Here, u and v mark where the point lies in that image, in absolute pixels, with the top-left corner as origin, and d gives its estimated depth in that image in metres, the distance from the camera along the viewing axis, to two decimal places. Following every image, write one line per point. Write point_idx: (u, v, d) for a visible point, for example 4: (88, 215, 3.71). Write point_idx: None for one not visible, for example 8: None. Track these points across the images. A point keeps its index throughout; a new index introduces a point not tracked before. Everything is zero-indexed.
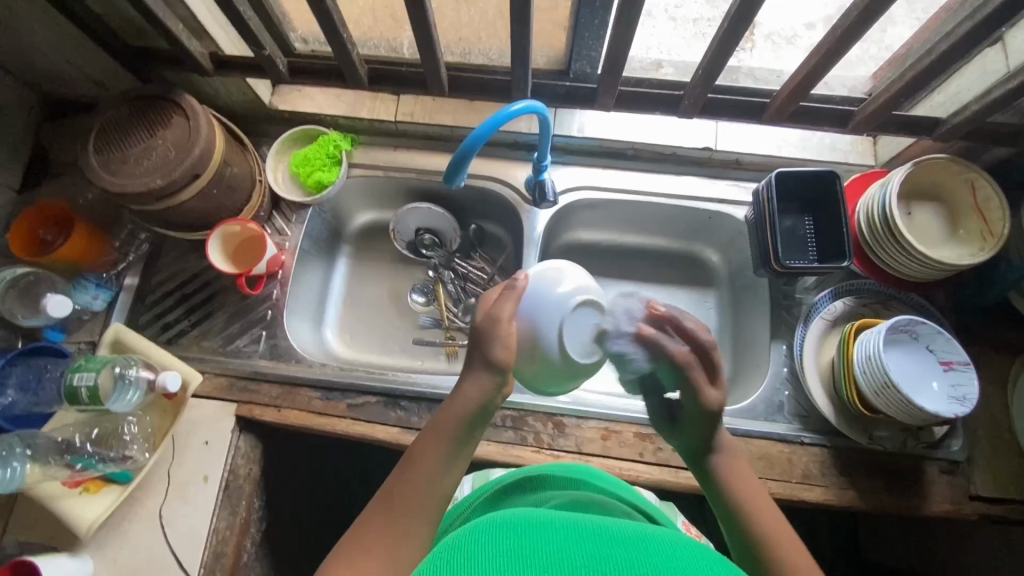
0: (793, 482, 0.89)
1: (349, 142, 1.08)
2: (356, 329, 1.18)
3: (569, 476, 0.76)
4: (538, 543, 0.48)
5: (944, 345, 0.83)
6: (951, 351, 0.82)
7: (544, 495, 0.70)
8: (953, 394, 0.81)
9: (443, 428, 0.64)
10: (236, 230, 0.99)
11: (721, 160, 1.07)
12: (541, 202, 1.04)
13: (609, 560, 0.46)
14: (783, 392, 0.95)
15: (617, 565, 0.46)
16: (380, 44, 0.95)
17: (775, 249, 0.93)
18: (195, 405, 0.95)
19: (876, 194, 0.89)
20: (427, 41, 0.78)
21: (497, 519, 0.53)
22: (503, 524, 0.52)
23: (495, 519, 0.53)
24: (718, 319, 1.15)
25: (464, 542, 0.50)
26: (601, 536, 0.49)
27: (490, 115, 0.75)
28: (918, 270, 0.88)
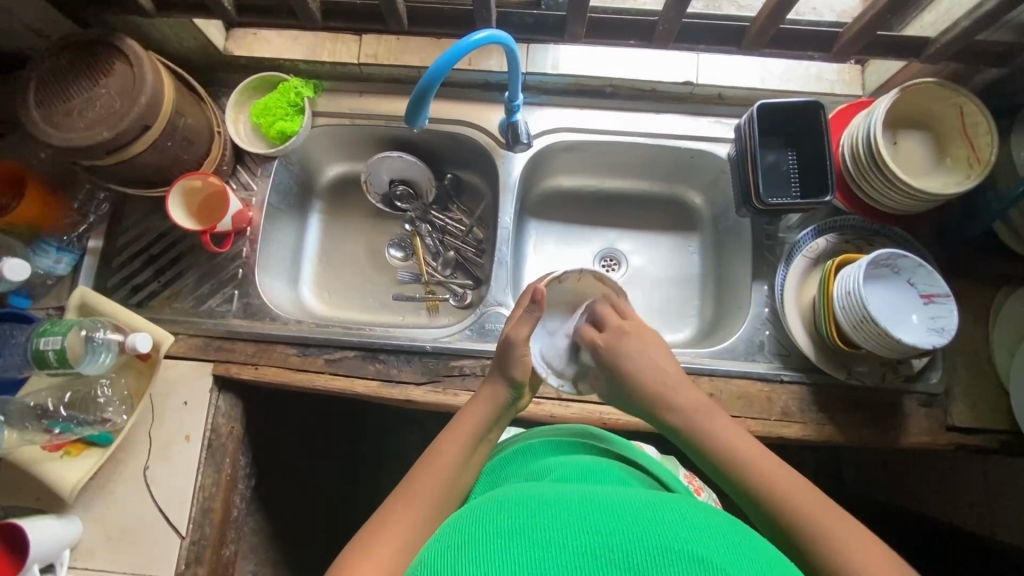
0: (771, 419, 0.90)
1: (311, 89, 1.03)
2: (333, 285, 1.15)
3: (570, 439, 0.76)
4: (536, 523, 0.47)
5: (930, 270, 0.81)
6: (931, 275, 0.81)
7: (543, 463, 0.71)
8: (930, 321, 0.81)
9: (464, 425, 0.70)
10: (198, 185, 0.95)
11: (703, 95, 1.02)
12: (514, 145, 0.99)
13: (616, 534, 0.45)
14: (763, 331, 0.95)
15: (626, 539, 0.44)
16: None
17: (756, 186, 0.90)
18: (170, 366, 0.94)
19: (861, 123, 0.85)
20: None
21: (496, 506, 0.52)
22: (506, 507, 0.51)
23: (504, 501, 0.53)
24: (701, 263, 1.13)
25: (469, 528, 0.49)
26: (614, 513, 0.48)
27: (451, 47, 0.70)
28: (903, 202, 0.85)
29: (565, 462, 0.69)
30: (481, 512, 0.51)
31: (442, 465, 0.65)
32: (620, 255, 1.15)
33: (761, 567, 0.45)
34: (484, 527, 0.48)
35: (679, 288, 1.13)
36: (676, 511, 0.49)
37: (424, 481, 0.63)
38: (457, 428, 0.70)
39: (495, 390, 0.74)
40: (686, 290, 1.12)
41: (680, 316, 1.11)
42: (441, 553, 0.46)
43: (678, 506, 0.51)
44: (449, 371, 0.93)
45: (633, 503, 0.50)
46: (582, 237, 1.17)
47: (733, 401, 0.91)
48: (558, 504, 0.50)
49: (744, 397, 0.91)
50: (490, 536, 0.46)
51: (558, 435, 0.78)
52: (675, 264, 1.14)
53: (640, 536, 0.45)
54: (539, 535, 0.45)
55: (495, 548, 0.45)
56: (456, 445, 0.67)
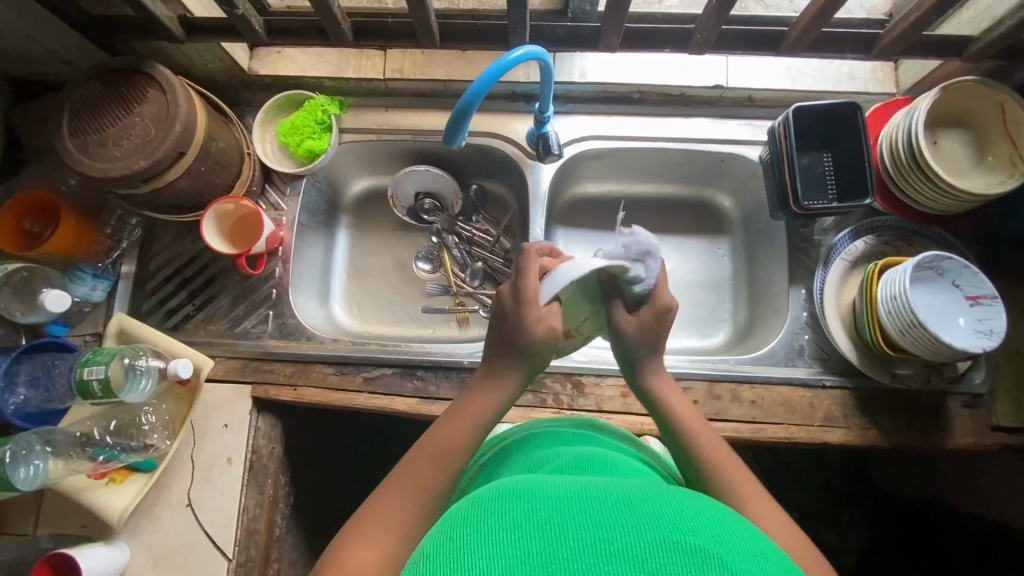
0: (815, 425, 0.89)
1: (337, 106, 1.02)
2: (363, 301, 1.15)
3: (571, 430, 0.76)
4: (540, 513, 0.47)
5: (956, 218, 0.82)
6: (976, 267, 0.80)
7: (553, 451, 0.70)
8: (971, 323, 0.80)
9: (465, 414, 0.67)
10: (230, 208, 0.94)
11: (733, 98, 1.01)
12: (546, 156, 0.98)
13: (617, 527, 0.45)
14: (803, 336, 0.94)
15: (624, 531, 0.44)
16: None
17: (793, 190, 0.89)
18: (209, 389, 0.94)
19: (901, 123, 0.84)
20: None
21: (500, 493, 0.52)
22: (507, 497, 0.50)
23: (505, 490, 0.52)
24: (731, 265, 1.13)
25: (467, 517, 0.49)
26: (614, 507, 0.48)
27: (491, 64, 0.70)
28: (945, 202, 0.84)
29: (567, 455, 0.67)
30: (486, 502, 0.51)
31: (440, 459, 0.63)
32: None
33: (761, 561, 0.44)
34: (486, 517, 0.47)
35: (710, 292, 1.12)
36: (680, 500, 0.49)
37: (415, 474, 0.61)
38: (459, 412, 0.68)
39: (505, 380, 0.70)
40: (717, 294, 1.12)
41: (713, 321, 1.10)
42: (444, 546, 0.46)
43: (678, 499, 0.50)
44: None
45: (634, 496, 0.50)
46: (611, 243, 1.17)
47: (775, 407, 0.90)
48: (566, 494, 0.50)
49: (786, 403, 0.90)
50: (493, 526, 0.46)
51: (561, 424, 0.77)
52: (705, 267, 1.14)
53: (642, 528, 0.44)
54: (540, 528, 0.45)
55: (496, 539, 0.45)
56: (452, 435, 0.65)
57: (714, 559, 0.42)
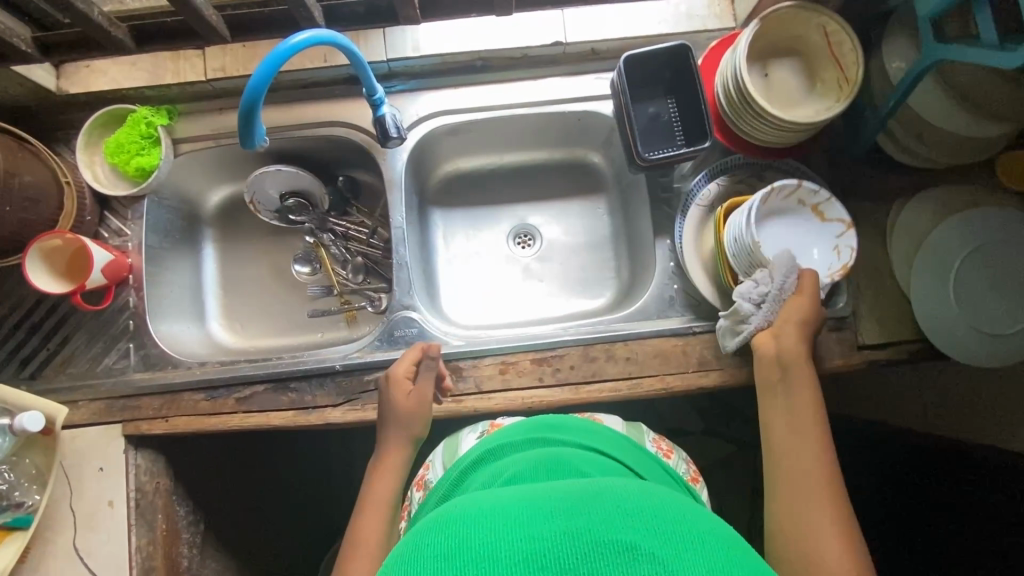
0: (690, 372, 0.91)
1: (164, 116, 0.95)
2: (245, 315, 1.11)
3: (525, 432, 0.70)
4: (466, 534, 0.42)
5: (826, 207, 0.82)
6: (836, 216, 0.82)
7: (500, 465, 0.64)
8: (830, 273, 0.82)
9: (386, 469, 0.77)
10: (58, 244, 0.88)
11: (577, 53, 0.98)
12: (387, 141, 0.91)
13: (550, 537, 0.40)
14: (672, 285, 0.94)
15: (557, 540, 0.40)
16: None
17: (635, 143, 0.87)
18: (77, 435, 0.91)
19: (730, 62, 0.82)
20: None
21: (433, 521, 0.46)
22: (438, 523, 0.45)
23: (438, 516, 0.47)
24: (610, 222, 1.13)
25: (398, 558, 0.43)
26: (546, 510, 0.43)
27: (268, 55, 0.65)
28: (779, 138, 0.83)
29: (516, 463, 0.62)
30: (418, 535, 0.45)
31: (380, 506, 0.75)
32: (533, 230, 1.15)
33: (692, 539, 0.40)
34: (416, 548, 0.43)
35: (594, 253, 1.12)
36: (620, 490, 0.46)
37: (367, 526, 0.73)
38: (381, 467, 0.78)
39: (400, 450, 0.79)
40: (600, 252, 1.12)
41: (598, 280, 1.11)
42: None
43: (620, 489, 0.46)
44: (364, 386, 0.91)
45: (569, 494, 0.45)
46: (493, 219, 1.16)
47: (650, 361, 0.91)
48: (497, 508, 0.45)
49: (660, 355, 0.91)
50: (419, 554, 0.42)
51: (515, 431, 0.72)
52: (586, 228, 1.14)
53: (576, 532, 0.40)
54: (468, 552, 0.40)
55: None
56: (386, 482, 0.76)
57: (644, 558, 0.38)
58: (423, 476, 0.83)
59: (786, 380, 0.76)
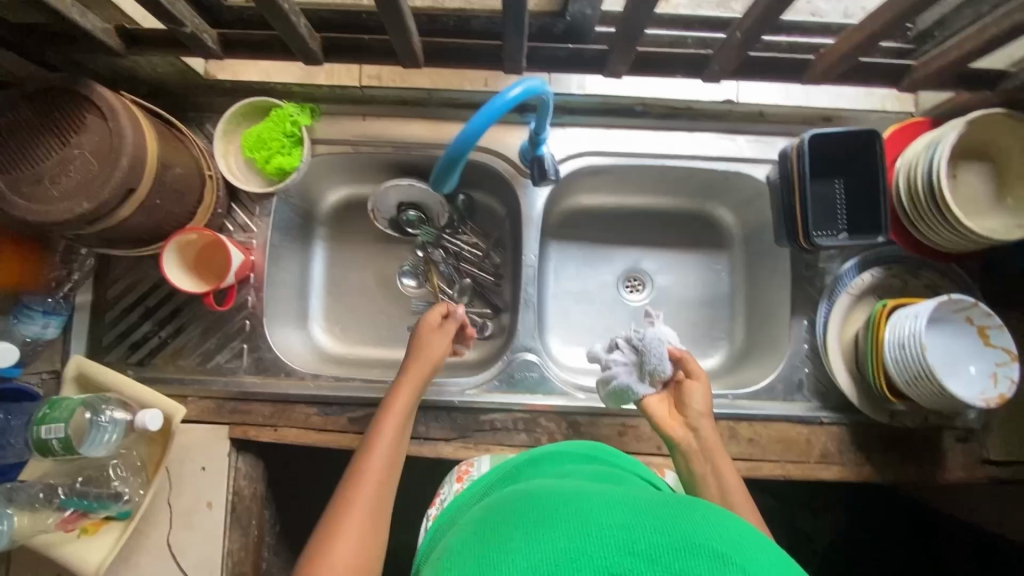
0: (811, 462, 0.89)
1: (309, 116, 0.91)
2: (346, 320, 1.08)
3: (583, 451, 0.69)
4: (560, 513, 0.43)
5: (994, 333, 0.78)
6: (1001, 343, 0.78)
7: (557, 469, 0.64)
8: (982, 396, 0.76)
9: (393, 416, 0.74)
10: (193, 238, 0.85)
11: (742, 113, 0.94)
12: (540, 180, 0.89)
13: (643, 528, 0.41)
14: (802, 369, 0.92)
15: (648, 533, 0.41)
16: None
17: (804, 223, 0.84)
18: (183, 431, 0.89)
19: (924, 158, 0.78)
20: None
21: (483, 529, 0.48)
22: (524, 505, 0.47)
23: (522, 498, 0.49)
24: (729, 281, 1.10)
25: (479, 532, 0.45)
26: (633, 505, 0.45)
27: (486, 105, 0.62)
28: (956, 242, 0.80)
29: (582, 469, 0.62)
30: (499, 516, 0.47)
31: (391, 456, 0.70)
32: (645, 276, 1.12)
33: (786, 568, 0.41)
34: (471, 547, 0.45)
35: (707, 310, 1.09)
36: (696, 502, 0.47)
37: (368, 469, 0.68)
38: (388, 411, 0.75)
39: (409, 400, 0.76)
40: (714, 311, 1.09)
41: (708, 340, 1.08)
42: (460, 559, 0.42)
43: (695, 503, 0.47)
44: (479, 426, 0.89)
45: (653, 499, 0.47)
46: (606, 259, 1.13)
47: (772, 444, 0.89)
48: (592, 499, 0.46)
49: (784, 440, 0.89)
50: (511, 530, 0.43)
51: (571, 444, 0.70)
52: (703, 283, 1.11)
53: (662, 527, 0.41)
54: (559, 526, 0.42)
55: (510, 545, 0.41)
56: (391, 429, 0.73)
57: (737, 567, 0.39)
58: (464, 467, 0.80)
59: (706, 459, 0.73)
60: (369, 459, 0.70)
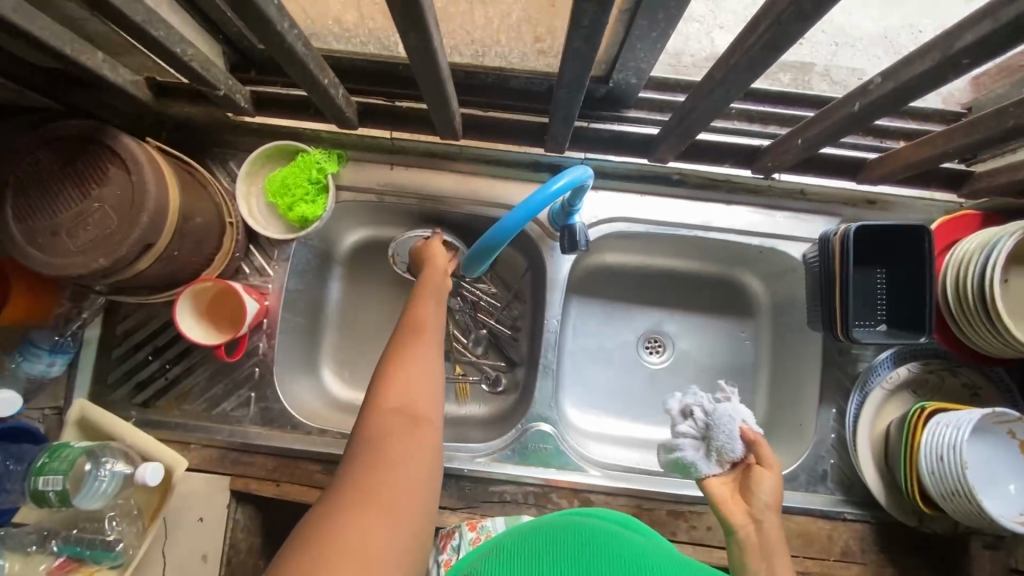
0: (830, 560, 0.85)
1: (335, 162, 0.89)
2: (356, 365, 1.04)
3: (610, 521, 0.66)
4: None
5: None
6: None
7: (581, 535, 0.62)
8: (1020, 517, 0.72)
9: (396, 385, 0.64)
10: (208, 285, 0.83)
11: (781, 189, 0.91)
12: (570, 250, 0.84)
13: None
14: (827, 460, 0.88)
15: None
16: (368, 41, 0.77)
17: (842, 315, 0.80)
18: (184, 479, 0.86)
19: (976, 262, 0.75)
20: (431, 67, 0.58)
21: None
22: None
23: None
24: (754, 352, 1.06)
25: None
26: None
27: (524, 200, 0.62)
28: (1003, 350, 0.77)
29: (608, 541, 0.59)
30: None
31: (394, 420, 0.61)
32: (665, 337, 1.09)
33: None
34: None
35: (729, 380, 1.06)
36: None
37: (372, 453, 0.58)
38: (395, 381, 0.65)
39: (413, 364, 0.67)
40: (736, 382, 1.05)
41: None
42: None
43: None
44: (487, 497, 0.86)
45: None
46: (627, 319, 1.09)
47: (792, 539, 0.85)
48: None
49: (804, 535, 0.85)
50: None
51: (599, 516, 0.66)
52: (726, 352, 1.07)
53: None
54: None
55: None
56: (393, 399, 0.63)
57: None
58: (476, 518, 0.83)
59: (763, 552, 0.69)
60: (378, 419, 0.61)
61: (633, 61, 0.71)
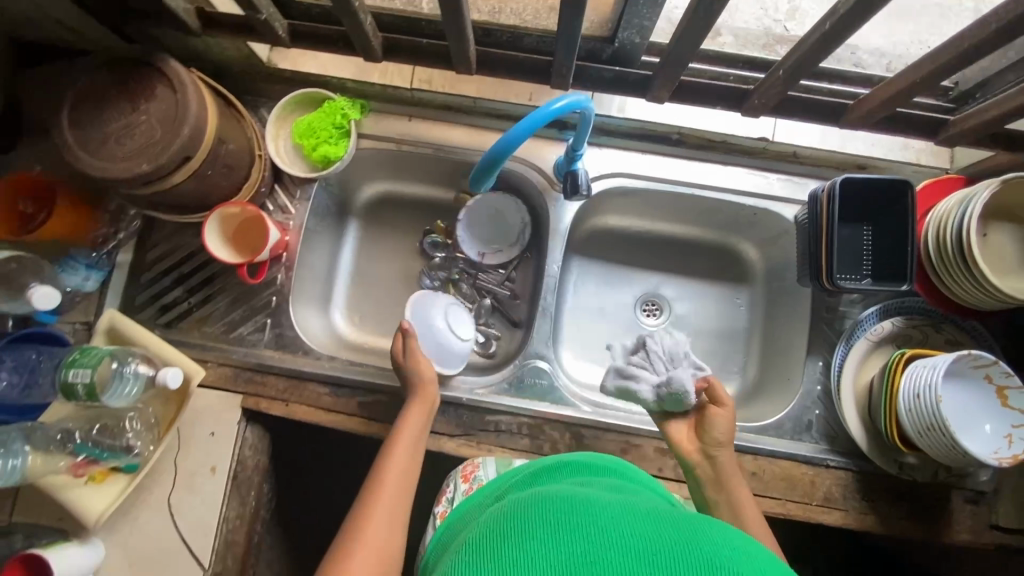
0: (812, 504, 0.88)
1: (358, 111, 0.96)
2: (366, 309, 1.10)
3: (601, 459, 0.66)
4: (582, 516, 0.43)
5: (1013, 394, 0.76)
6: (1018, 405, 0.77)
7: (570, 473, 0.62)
8: (993, 455, 0.75)
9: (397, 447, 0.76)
10: (235, 212, 0.90)
11: (775, 151, 0.96)
12: (572, 195, 0.90)
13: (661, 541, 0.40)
14: (813, 410, 0.91)
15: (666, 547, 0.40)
16: None
17: (829, 264, 0.84)
18: (199, 394, 0.92)
19: (954, 212, 0.79)
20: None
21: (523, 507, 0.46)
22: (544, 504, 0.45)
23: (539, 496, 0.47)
24: (747, 317, 1.10)
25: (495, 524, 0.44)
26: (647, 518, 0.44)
27: (529, 114, 0.65)
28: (981, 300, 0.80)
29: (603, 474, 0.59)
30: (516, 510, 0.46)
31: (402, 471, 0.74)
32: (663, 301, 1.12)
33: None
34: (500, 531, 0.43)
35: (723, 344, 1.09)
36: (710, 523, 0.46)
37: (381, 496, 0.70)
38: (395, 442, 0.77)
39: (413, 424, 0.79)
40: (730, 345, 1.09)
41: (721, 373, 1.07)
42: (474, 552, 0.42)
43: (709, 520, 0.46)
44: (484, 426, 0.90)
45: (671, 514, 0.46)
46: (625, 281, 1.14)
47: (775, 481, 0.88)
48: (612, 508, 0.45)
49: (787, 479, 0.88)
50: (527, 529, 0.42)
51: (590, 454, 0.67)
52: (721, 316, 1.11)
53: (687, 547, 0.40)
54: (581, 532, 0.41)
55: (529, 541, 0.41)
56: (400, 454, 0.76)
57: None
58: (470, 468, 0.83)
59: (716, 485, 0.75)
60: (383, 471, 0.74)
61: (636, 19, 0.72)
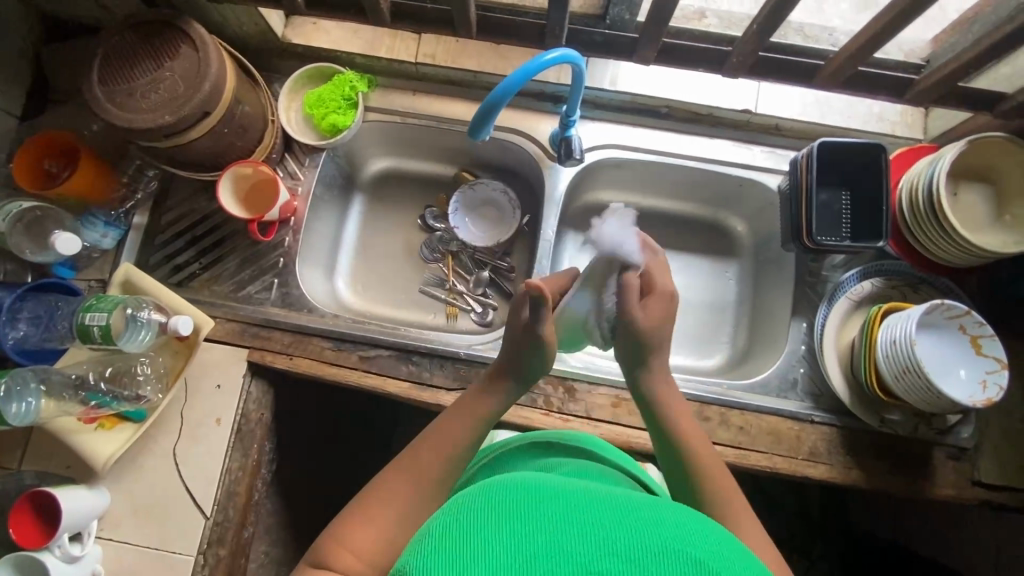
0: (798, 458, 0.90)
1: (366, 84, 1.02)
2: (368, 279, 1.14)
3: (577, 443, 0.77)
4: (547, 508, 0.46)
5: (986, 342, 0.80)
6: (992, 353, 0.80)
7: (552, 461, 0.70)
8: (970, 399, 0.78)
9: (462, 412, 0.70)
10: (247, 172, 0.96)
11: (759, 124, 1.02)
12: (566, 160, 0.96)
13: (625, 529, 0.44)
14: (798, 369, 0.95)
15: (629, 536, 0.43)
16: None
17: (809, 224, 0.89)
18: (206, 348, 0.95)
19: (924, 172, 0.84)
20: None
21: (526, 481, 0.50)
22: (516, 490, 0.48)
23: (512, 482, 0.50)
24: (737, 289, 1.14)
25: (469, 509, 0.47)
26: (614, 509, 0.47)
27: (522, 66, 0.71)
28: (954, 255, 0.84)
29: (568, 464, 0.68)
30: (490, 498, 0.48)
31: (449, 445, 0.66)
32: None
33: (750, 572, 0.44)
34: (494, 499, 0.47)
35: (714, 315, 1.12)
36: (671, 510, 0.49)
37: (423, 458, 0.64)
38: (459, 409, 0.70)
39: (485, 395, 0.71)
40: (720, 316, 1.12)
41: (711, 342, 1.11)
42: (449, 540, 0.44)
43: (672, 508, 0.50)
44: None
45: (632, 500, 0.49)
46: None
47: (762, 436, 0.91)
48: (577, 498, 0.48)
49: (773, 433, 0.91)
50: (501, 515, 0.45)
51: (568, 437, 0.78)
52: (711, 288, 1.14)
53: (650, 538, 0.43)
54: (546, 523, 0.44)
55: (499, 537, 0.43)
56: (458, 425, 0.68)
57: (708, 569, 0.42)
58: None
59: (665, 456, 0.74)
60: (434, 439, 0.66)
61: None
